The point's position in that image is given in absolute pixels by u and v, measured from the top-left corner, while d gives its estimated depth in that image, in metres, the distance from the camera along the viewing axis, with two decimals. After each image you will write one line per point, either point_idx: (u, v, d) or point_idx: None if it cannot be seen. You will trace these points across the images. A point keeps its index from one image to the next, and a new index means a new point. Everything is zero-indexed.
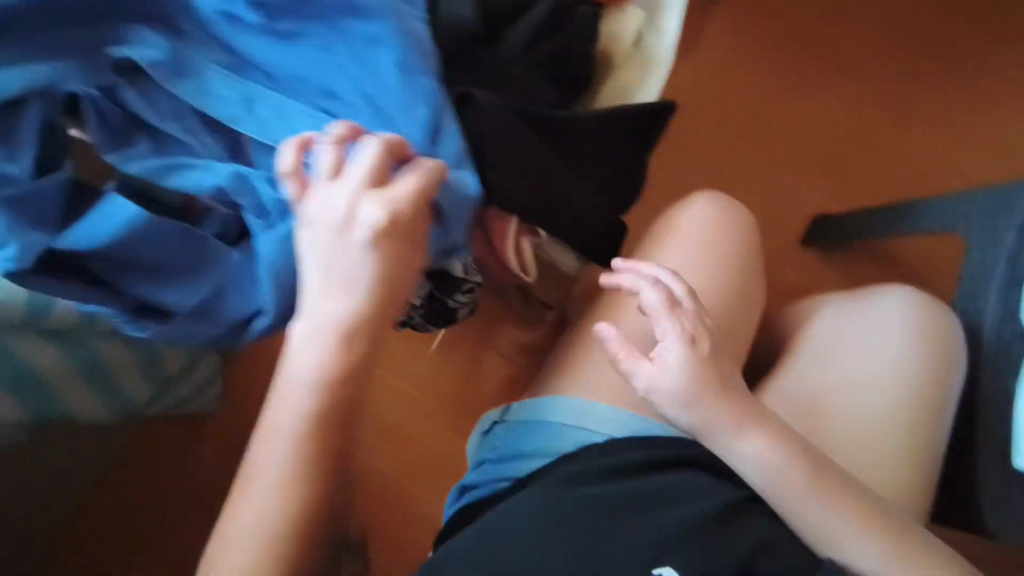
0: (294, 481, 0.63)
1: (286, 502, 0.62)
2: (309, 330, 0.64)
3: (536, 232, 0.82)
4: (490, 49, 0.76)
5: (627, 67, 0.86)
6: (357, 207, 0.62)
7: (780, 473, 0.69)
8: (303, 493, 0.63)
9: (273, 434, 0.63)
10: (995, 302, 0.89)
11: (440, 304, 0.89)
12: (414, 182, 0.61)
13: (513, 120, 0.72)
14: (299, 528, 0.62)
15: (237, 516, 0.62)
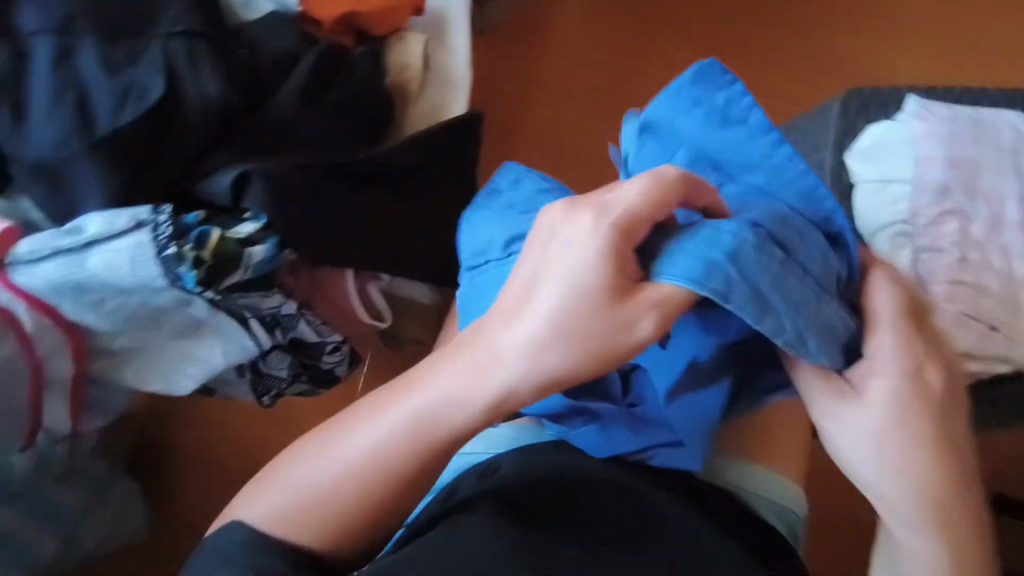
0: (394, 465, 0.49)
1: (367, 470, 0.49)
2: (482, 360, 0.48)
3: (377, 275, 0.84)
4: (261, 115, 0.68)
5: (427, 91, 0.86)
6: (568, 221, 0.48)
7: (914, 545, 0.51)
8: (401, 468, 0.49)
9: (398, 438, 0.49)
10: None
11: (311, 370, 0.87)
12: (648, 185, 0.47)
13: (310, 177, 0.68)
14: (376, 498, 0.50)
15: (294, 467, 0.52)
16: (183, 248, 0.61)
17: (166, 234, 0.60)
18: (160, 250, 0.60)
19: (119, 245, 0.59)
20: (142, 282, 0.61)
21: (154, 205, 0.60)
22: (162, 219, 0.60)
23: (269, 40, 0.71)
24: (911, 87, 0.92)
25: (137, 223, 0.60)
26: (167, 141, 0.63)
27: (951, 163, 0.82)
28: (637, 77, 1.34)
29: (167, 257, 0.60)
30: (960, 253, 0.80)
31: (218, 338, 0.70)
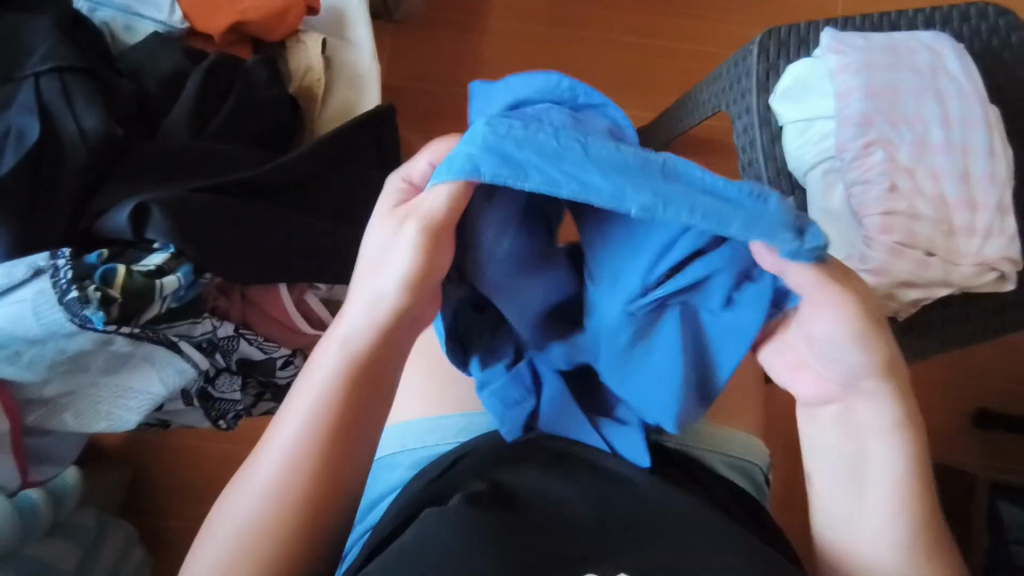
0: (329, 424, 0.48)
1: (307, 442, 0.47)
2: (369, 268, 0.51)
3: (314, 284, 0.80)
4: (153, 142, 0.70)
5: (335, 90, 0.84)
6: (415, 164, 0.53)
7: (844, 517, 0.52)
8: (338, 420, 0.48)
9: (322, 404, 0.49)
10: (767, 162, 0.87)
11: (270, 389, 0.80)
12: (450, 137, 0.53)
13: (206, 196, 0.67)
14: (327, 469, 0.47)
15: (239, 491, 0.48)
16: (88, 288, 0.61)
17: (66, 277, 0.60)
18: (61, 294, 0.59)
19: (22, 295, 0.59)
20: (51, 328, 0.60)
21: (51, 251, 0.61)
22: (61, 263, 0.60)
23: (149, 66, 0.74)
24: (826, 19, 0.90)
25: (37, 270, 0.60)
26: (55, 179, 0.64)
27: (869, 92, 0.79)
28: (569, 49, 1.32)
29: (70, 300, 0.59)
30: (890, 180, 0.77)
31: (150, 367, 0.68)
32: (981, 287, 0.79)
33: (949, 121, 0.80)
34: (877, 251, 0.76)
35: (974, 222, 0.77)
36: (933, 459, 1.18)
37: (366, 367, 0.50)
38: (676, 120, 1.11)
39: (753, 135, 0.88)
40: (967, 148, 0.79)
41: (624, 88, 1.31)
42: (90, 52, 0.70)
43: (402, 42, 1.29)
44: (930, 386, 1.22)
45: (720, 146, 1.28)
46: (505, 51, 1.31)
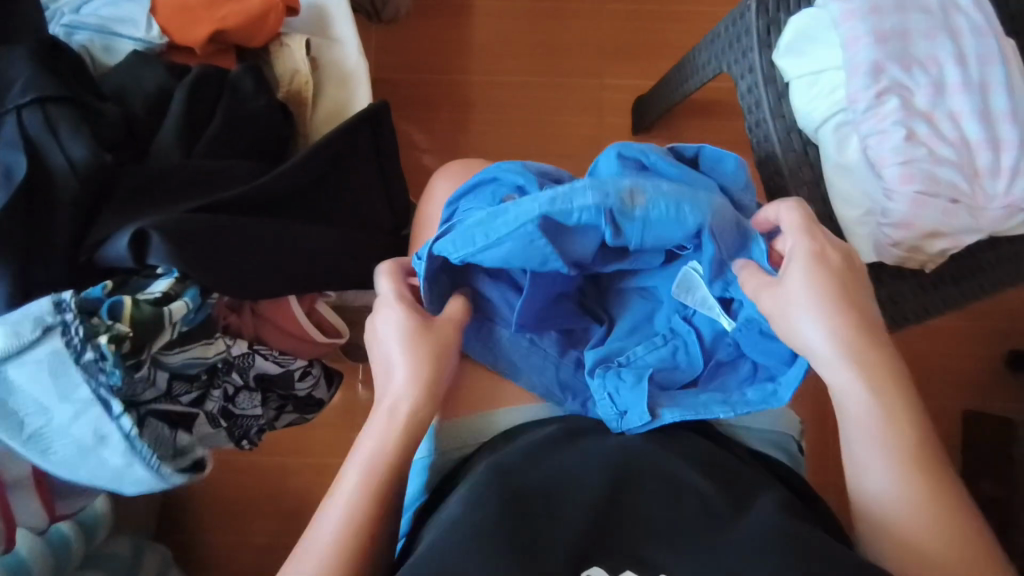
0: (391, 457, 0.58)
1: (369, 488, 0.56)
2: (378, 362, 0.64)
3: (325, 293, 0.78)
4: (144, 165, 0.68)
5: (325, 91, 0.82)
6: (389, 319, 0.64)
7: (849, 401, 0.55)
8: (396, 468, 0.58)
9: (388, 435, 0.59)
10: (776, 122, 0.84)
11: (290, 401, 0.79)
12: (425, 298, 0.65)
13: (203, 216, 0.65)
14: (386, 489, 0.57)
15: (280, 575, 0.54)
16: (101, 338, 0.59)
17: (77, 334, 0.59)
18: (76, 355, 0.59)
19: (36, 355, 0.58)
20: (65, 391, 0.60)
21: (56, 303, 0.59)
22: (70, 319, 0.59)
23: (134, 87, 0.72)
24: None
25: (46, 328, 0.58)
26: (49, 214, 0.63)
27: (879, 37, 0.76)
28: (560, 25, 1.28)
29: (85, 361, 0.59)
30: (907, 127, 0.73)
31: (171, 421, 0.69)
32: (1010, 230, 0.77)
33: (965, 59, 0.76)
34: (899, 204, 0.73)
35: (997, 162, 0.74)
36: (968, 408, 1.16)
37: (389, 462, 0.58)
38: (677, 85, 1.07)
39: (758, 95, 0.85)
40: (985, 85, 0.75)
41: (619, 58, 1.27)
42: (72, 79, 0.68)
43: (387, 33, 1.26)
44: (960, 334, 1.19)
45: (722, 108, 1.24)
46: (494, 32, 1.27)
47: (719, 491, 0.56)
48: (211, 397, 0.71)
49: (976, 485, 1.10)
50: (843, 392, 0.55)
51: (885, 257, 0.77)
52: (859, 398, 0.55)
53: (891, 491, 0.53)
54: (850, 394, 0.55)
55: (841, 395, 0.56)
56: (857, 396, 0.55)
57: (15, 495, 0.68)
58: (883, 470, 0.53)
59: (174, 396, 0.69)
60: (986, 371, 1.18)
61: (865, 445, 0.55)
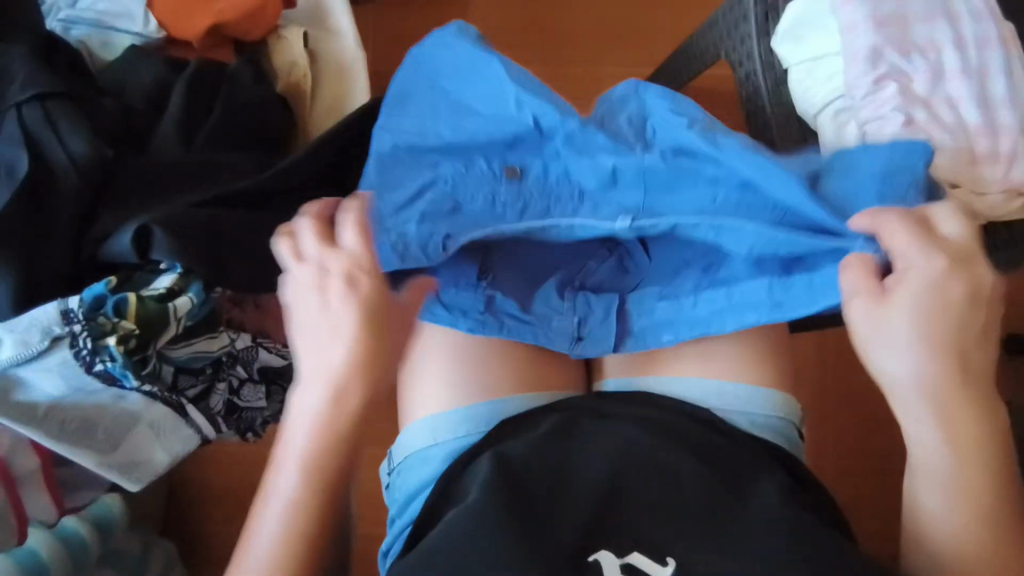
0: (317, 469, 0.50)
1: (311, 478, 0.50)
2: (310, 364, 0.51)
3: None
4: (143, 160, 0.68)
5: (324, 83, 0.82)
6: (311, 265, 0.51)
7: (925, 426, 0.51)
8: (319, 489, 0.50)
9: (302, 449, 0.50)
10: (773, 109, 0.85)
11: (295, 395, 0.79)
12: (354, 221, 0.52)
13: (205, 210, 0.65)
14: (320, 506, 0.50)
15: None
16: (109, 340, 0.60)
17: (85, 346, 0.60)
18: (87, 366, 0.60)
19: (47, 362, 0.61)
20: (78, 386, 0.63)
21: (62, 311, 0.60)
22: (77, 329, 0.60)
23: (132, 82, 0.72)
24: None
25: (54, 338, 0.60)
26: (51, 209, 0.63)
27: (877, 23, 0.76)
28: (556, 13, 1.28)
29: (97, 370, 0.61)
30: (906, 112, 0.73)
31: (160, 439, 0.68)
32: (1010, 216, 0.76)
33: (964, 44, 0.76)
34: None
35: (997, 147, 0.74)
36: None
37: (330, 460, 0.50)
38: (675, 73, 1.07)
39: (757, 81, 0.86)
40: (983, 71, 0.76)
41: (617, 47, 1.27)
42: (70, 74, 0.68)
43: (384, 25, 1.25)
44: None
45: (721, 95, 1.24)
46: (492, 22, 1.27)
47: (718, 475, 0.57)
48: (217, 390, 0.72)
49: None
50: (919, 444, 0.52)
51: None
52: (938, 440, 0.51)
53: (943, 508, 0.51)
54: (928, 437, 0.51)
55: (921, 440, 0.52)
56: (941, 440, 0.51)
57: (25, 492, 0.68)
58: (949, 497, 0.51)
59: (180, 389, 0.69)
60: (987, 355, 1.18)
61: (936, 482, 0.51)
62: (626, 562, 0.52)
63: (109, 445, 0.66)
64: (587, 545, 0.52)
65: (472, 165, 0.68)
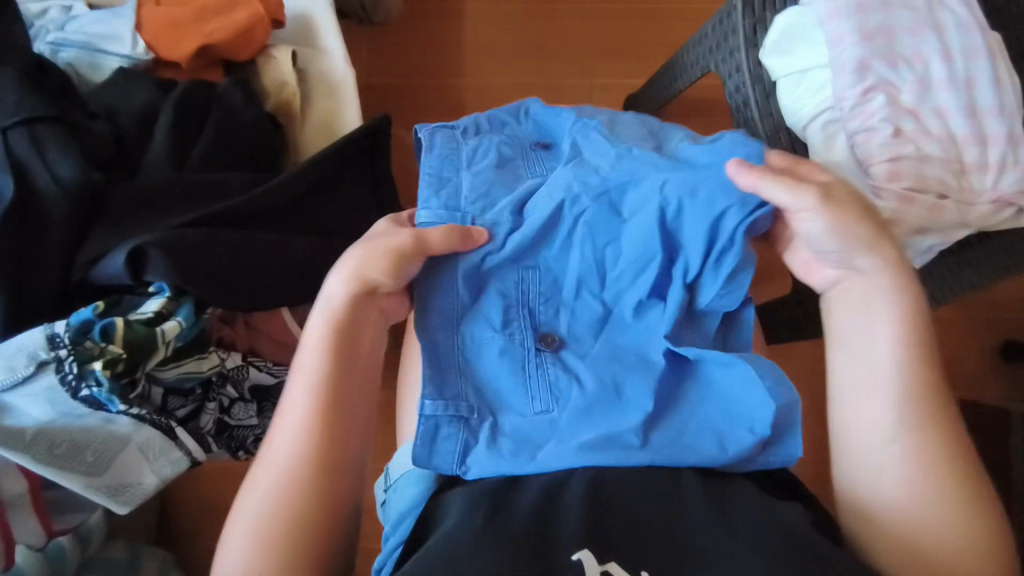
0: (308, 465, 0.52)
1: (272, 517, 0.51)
2: None
3: None
4: (132, 181, 0.68)
5: (313, 101, 0.82)
6: None
7: (874, 425, 0.52)
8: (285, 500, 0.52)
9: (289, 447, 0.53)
10: (764, 121, 0.85)
11: None
12: None
13: (196, 230, 0.65)
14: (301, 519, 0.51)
15: None
16: (95, 364, 0.60)
17: (71, 371, 0.61)
18: (74, 390, 0.61)
19: (33, 387, 0.61)
20: (66, 411, 0.64)
21: (48, 336, 0.60)
22: (63, 354, 0.60)
23: (121, 104, 0.72)
24: None
25: (40, 363, 0.60)
26: (40, 234, 0.64)
27: (863, 35, 0.75)
28: (550, 27, 1.28)
29: (83, 395, 0.61)
30: (892, 124, 0.73)
31: (143, 461, 0.67)
32: (999, 224, 0.76)
33: (950, 54, 0.76)
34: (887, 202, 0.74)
35: (985, 157, 0.74)
36: (966, 398, 1.17)
37: (305, 461, 0.52)
38: (666, 86, 1.07)
39: (747, 94, 0.86)
40: (970, 80, 0.75)
41: (611, 58, 1.27)
42: (58, 98, 0.68)
43: (378, 40, 1.26)
44: (958, 325, 1.19)
45: (715, 105, 1.24)
46: (485, 36, 1.27)
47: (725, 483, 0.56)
48: (207, 410, 0.71)
49: None
50: (876, 452, 0.51)
51: None
52: (898, 474, 0.50)
53: (901, 496, 0.50)
54: (904, 471, 0.50)
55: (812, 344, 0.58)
56: (906, 462, 0.51)
57: (13, 517, 0.68)
58: (900, 497, 0.50)
59: (170, 410, 0.69)
60: (983, 360, 1.18)
61: (891, 471, 0.51)
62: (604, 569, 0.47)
63: (98, 468, 0.65)
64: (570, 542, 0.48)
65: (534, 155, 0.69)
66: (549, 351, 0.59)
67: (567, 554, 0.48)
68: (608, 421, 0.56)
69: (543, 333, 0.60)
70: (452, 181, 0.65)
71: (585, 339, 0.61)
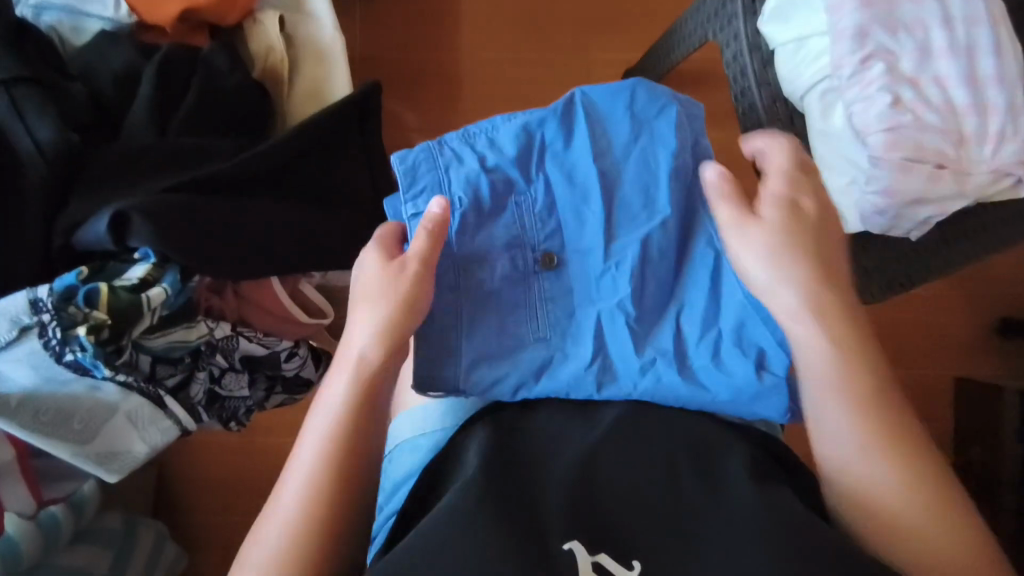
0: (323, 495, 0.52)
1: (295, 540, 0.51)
2: None
3: (308, 273, 0.78)
4: (114, 146, 0.67)
5: (302, 68, 0.80)
6: None
7: (836, 427, 0.53)
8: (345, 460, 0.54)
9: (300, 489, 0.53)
10: (761, 89, 0.83)
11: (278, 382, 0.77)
12: None
13: (180, 196, 0.64)
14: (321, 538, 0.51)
15: None
16: (80, 330, 0.60)
17: (54, 336, 0.60)
18: (58, 356, 0.60)
19: (17, 352, 0.60)
20: (49, 376, 0.62)
21: (31, 301, 0.59)
22: (46, 320, 0.59)
23: (102, 67, 0.71)
24: None
25: (23, 328, 0.60)
26: (20, 197, 0.63)
27: (863, 1, 0.74)
28: None
29: (68, 360, 0.61)
30: (891, 92, 0.72)
31: (132, 429, 0.67)
32: (998, 196, 0.75)
33: (951, 23, 0.74)
34: (884, 172, 0.72)
35: (984, 127, 0.72)
36: (959, 376, 1.17)
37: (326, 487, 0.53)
38: (663, 57, 1.05)
39: (744, 63, 0.84)
40: (971, 49, 0.74)
41: (609, 29, 1.25)
42: (38, 60, 0.67)
43: (373, 9, 1.23)
44: (956, 302, 1.19)
45: (715, 77, 1.22)
46: (481, 6, 1.25)
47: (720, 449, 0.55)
48: (197, 379, 0.71)
49: (968, 453, 1.12)
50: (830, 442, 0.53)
51: (869, 225, 0.76)
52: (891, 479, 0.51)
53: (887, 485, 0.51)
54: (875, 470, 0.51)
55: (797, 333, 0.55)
56: (850, 439, 0.53)
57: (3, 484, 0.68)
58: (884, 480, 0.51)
59: (159, 378, 0.69)
60: (980, 338, 1.18)
61: (863, 470, 0.52)
62: (595, 560, 0.47)
63: (86, 436, 0.66)
64: (560, 533, 0.48)
65: (524, 144, 0.62)
66: (547, 271, 0.61)
67: (557, 546, 0.47)
68: (619, 343, 0.59)
69: (543, 254, 0.61)
70: (437, 145, 0.62)
71: (588, 263, 0.61)
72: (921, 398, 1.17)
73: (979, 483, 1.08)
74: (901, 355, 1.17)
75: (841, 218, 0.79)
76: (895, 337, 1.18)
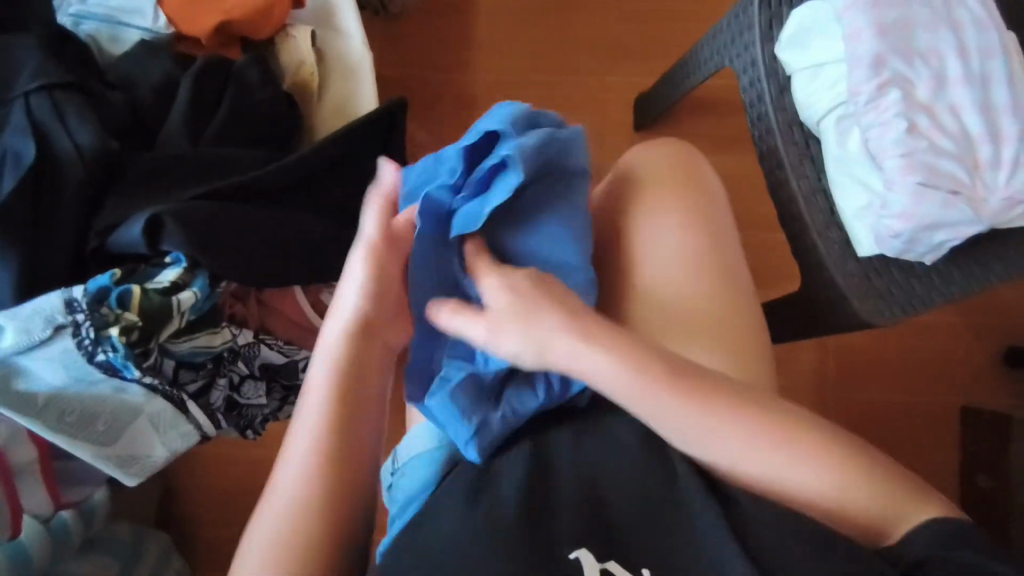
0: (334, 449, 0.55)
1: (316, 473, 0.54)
2: None
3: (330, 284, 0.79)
4: (148, 153, 0.69)
5: (330, 84, 0.82)
6: None
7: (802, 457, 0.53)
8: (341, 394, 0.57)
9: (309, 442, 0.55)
10: (777, 114, 0.84)
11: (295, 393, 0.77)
12: None
13: (210, 204, 0.66)
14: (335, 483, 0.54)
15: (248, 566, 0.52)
16: (111, 330, 0.61)
17: (87, 334, 0.61)
18: (89, 355, 0.61)
19: (50, 351, 0.62)
20: (79, 376, 0.63)
21: (66, 301, 0.61)
22: (81, 320, 0.61)
23: (139, 76, 0.73)
24: None
25: (57, 327, 0.61)
26: (56, 199, 0.64)
27: (879, 30, 0.76)
28: (565, 24, 1.29)
29: (99, 360, 0.62)
30: (906, 119, 0.74)
31: (153, 433, 0.67)
32: (1010, 222, 0.76)
33: (966, 52, 0.77)
34: (898, 196, 0.74)
35: (998, 154, 0.74)
36: (967, 404, 1.17)
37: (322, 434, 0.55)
38: (679, 83, 1.08)
39: (761, 88, 0.86)
40: (985, 79, 0.76)
41: (624, 56, 1.28)
42: (80, 67, 0.69)
43: (394, 31, 1.26)
44: (963, 333, 1.20)
45: (728, 105, 1.25)
46: (499, 30, 1.28)
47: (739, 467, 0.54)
48: (217, 386, 0.70)
49: (975, 481, 1.12)
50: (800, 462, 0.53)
51: (884, 248, 0.77)
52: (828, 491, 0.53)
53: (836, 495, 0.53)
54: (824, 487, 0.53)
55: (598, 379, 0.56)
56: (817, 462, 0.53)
57: (23, 482, 0.68)
58: (822, 491, 0.53)
59: (181, 384, 0.69)
60: (988, 368, 1.19)
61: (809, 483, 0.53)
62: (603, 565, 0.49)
63: (109, 437, 0.65)
64: (566, 540, 0.50)
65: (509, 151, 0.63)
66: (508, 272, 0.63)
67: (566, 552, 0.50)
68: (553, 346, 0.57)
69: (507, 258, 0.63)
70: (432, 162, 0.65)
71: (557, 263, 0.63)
72: (928, 425, 1.17)
73: (987, 514, 1.08)
74: (907, 382, 1.18)
75: (856, 242, 0.79)
76: (902, 364, 1.19)
